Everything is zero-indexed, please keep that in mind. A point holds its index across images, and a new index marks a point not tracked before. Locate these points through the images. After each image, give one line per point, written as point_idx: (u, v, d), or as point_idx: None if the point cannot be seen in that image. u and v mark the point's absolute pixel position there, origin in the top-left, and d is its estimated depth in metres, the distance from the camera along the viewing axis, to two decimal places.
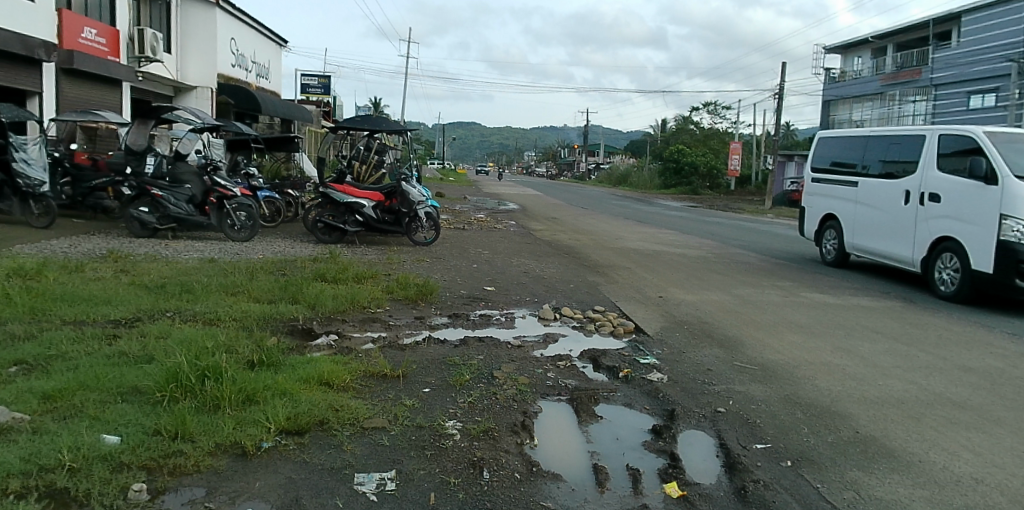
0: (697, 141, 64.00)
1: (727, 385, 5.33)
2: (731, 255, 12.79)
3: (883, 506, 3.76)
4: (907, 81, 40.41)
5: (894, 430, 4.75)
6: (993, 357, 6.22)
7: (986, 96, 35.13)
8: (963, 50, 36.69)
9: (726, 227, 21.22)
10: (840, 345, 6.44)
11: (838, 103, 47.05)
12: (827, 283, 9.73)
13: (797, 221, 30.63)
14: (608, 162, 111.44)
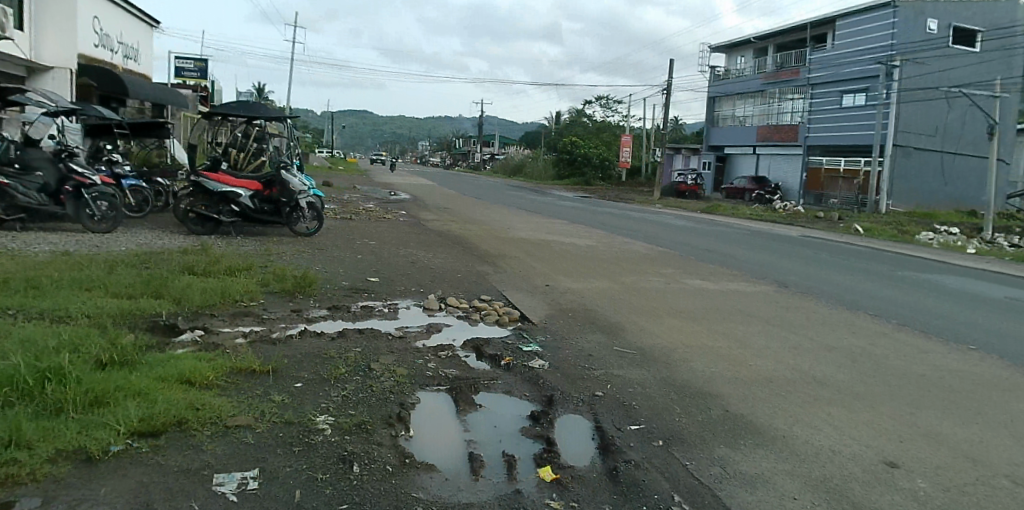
0: (590, 133, 65.77)
1: (607, 369, 5.43)
2: (617, 244, 13.18)
3: (747, 482, 3.96)
4: (787, 80, 43.08)
5: (762, 407, 5.01)
6: (855, 337, 6.72)
7: (856, 95, 37.75)
8: (837, 53, 39.13)
9: (613, 217, 21.94)
10: (716, 327, 6.73)
11: (722, 100, 50.38)
12: (706, 269, 10.18)
13: (683, 211, 31.90)
14: (502, 152, 112.84)
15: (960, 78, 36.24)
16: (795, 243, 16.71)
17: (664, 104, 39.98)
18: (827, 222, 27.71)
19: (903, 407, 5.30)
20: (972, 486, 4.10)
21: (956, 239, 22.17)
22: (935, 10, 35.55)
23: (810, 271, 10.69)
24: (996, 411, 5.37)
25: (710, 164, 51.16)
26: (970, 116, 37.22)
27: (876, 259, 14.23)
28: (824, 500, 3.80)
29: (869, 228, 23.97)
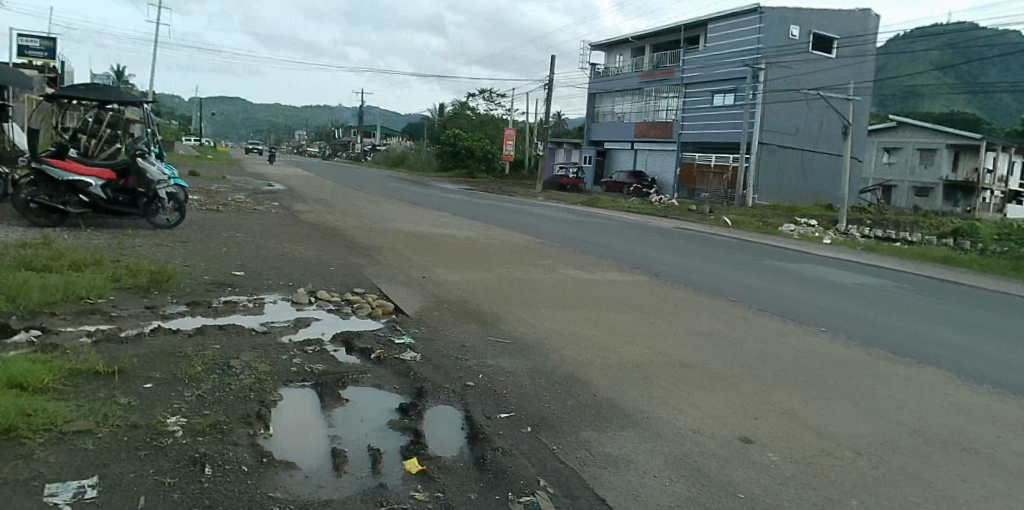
0: (474, 126, 66.32)
1: (479, 359, 5.50)
2: (496, 236, 13.39)
3: (611, 463, 4.12)
4: (662, 79, 45.35)
5: (628, 391, 5.22)
6: (719, 322, 7.23)
7: (725, 95, 40.19)
8: (707, 54, 41.45)
9: (496, 209, 22.29)
10: (590, 316, 6.96)
11: (602, 97, 51.91)
12: (584, 260, 10.54)
13: (566, 203, 32.79)
14: (384, 142, 111.69)
15: (817, 81, 39.41)
16: (665, 234, 17.67)
17: (546, 99, 41.09)
18: (698, 215, 29.38)
19: (759, 385, 5.71)
20: (816, 457, 4.48)
21: (814, 230, 24.18)
22: (797, 17, 38.43)
23: (679, 261, 11.37)
24: (839, 387, 5.91)
25: (590, 158, 52.31)
26: (827, 117, 40.67)
27: (738, 249, 15.36)
28: (682, 477, 4.01)
29: (736, 221, 25.70)
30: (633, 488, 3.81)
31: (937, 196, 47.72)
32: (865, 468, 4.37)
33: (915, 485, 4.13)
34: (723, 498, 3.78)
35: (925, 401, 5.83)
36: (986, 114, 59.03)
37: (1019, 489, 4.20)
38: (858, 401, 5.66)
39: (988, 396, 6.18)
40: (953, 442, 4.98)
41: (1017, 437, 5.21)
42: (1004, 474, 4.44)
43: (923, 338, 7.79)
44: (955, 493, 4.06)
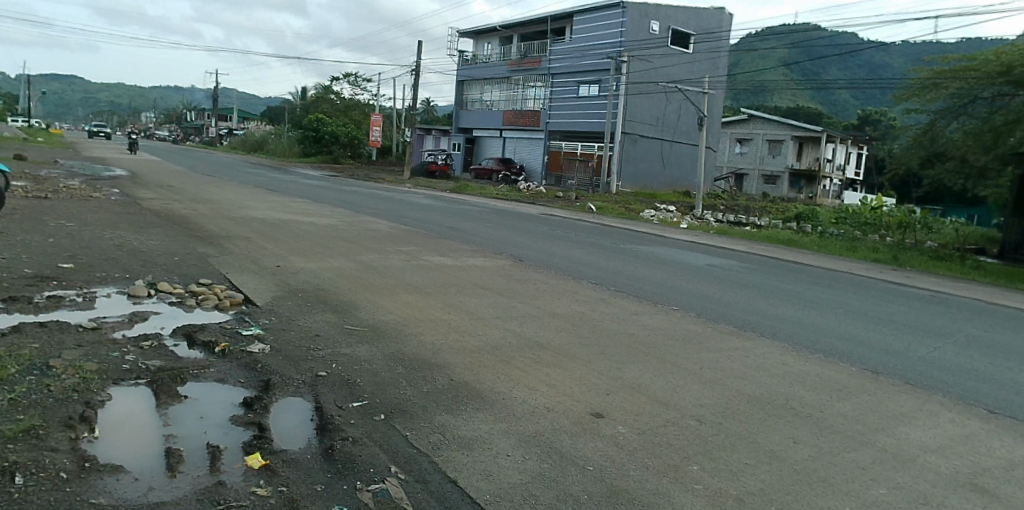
0: (338, 111, 64.78)
1: (333, 348, 5.48)
2: (356, 223, 13.24)
3: (463, 445, 4.21)
4: (528, 69, 46.39)
5: (484, 375, 5.36)
6: (578, 303, 7.61)
7: (589, 86, 41.60)
8: (574, 46, 42.77)
9: (361, 196, 22.01)
10: (450, 301, 7.08)
11: (470, 84, 52.59)
12: (448, 246, 10.68)
13: (437, 191, 32.72)
14: (241, 126, 106.48)
15: (676, 75, 41.46)
16: (531, 221, 18.26)
17: (414, 85, 40.71)
18: (565, 201, 30.30)
19: (613, 363, 6.03)
20: (664, 428, 4.81)
21: (671, 215, 25.73)
22: (657, 13, 40.17)
23: (539, 246, 11.75)
24: (688, 362, 6.34)
25: (460, 145, 52.79)
26: (683, 109, 42.99)
27: (599, 233, 16.21)
28: (533, 455, 4.17)
29: (600, 207, 26.83)
30: (484, 469, 3.92)
31: (782, 183, 52.31)
32: (706, 434, 4.74)
33: (751, 449, 4.54)
34: (574, 472, 3.97)
35: (763, 370, 6.41)
36: (828, 109, 65.39)
37: (841, 447, 4.73)
38: (705, 374, 6.11)
39: (819, 363, 6.90)
40: (785, 407, 5.52)
41: (842, 400, 5.84)
42: (828, 434, 4.98)
43: (761, 312, 8.57)
44: (786, 454, 4.52)
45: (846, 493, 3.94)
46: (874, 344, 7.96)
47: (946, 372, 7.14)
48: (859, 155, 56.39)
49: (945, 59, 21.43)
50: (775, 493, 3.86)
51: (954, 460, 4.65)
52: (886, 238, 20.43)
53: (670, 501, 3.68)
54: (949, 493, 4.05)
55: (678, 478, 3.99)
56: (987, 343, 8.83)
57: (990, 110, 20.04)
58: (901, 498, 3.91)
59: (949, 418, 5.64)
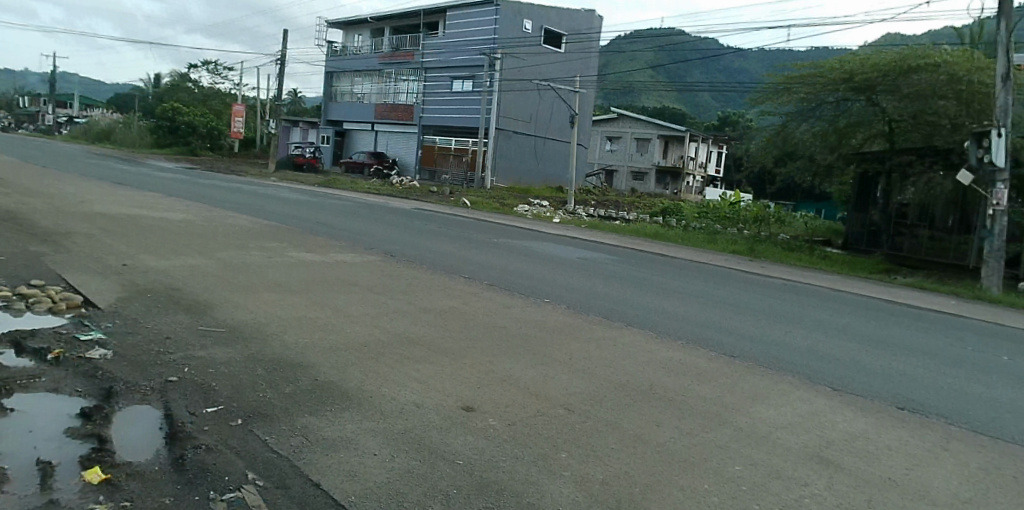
0: (196, 100, 60.99)
1: (185, 352, 5.28)
2: (217, 218, 12.65)
3: (327, 446, 4.07)
4: (401, 62, 46.29)
5: (353, 374, 5.31)
6: (449, 297, 7.97)
7: (463, 81, 42.31)
8: (447, 41, 43.10)
9: (218, 189, 21.07)
10: (318, 298, 7.20)
11: (340, 76, 51.91)
12: (316, 243, 10.73)
13: (311, 186, 31.72)
14: (83, 115, 97.73)
15: (549, 73, 42.57)
16: (401, 215, 18.41)
17: (278, 75, 39.31)
18: (438, 196, 30.54)
19: (485, 356, 6.18)
20: (533, 418, 4.93)
21: (543, 210, 26.61)
22: (529, 13, 41.18)
23: (417, 242, 12.28)
24: (558, 353, 6.61)
25: (329, 138, 52.01)
26: (556, 106, 44.23)
27: (471, 229, 16.73)
28: (400, 452, 4.08)
29: (473, 202, 27.32)
30: (350, 467, 3.81)
31: (649, 180, 55.40)
32: (574, 422, 4.93)
33: (616, 434, 4.77)
34: (442, 466, 3.95)
35: (628, 358, 6.80)
36: (691, 110, 69.85)
37: (700, 428, 5.10)
38: (575, 364, 6.39)
39: (680, 349, 7.41)
40: (649, 393, 5.88)
41: (701, 383, 6.31)
42: (688, 416, 5.36)
43: (622, 300, 9.14)
44: (650, 437, 4.80)
45: (707, 471, 4.24)
46: (725, 327, 8.72)
47: (787, 352, 7.95)
48: (719, 154, 60.96)
49: (794, 66, 23.37)
50: (640, 476, 4.07)
51: (800, 435, 5.15)
52: (744, 231, 22.23)
53: (538, 489, 3.76)
54: (797, 467, 4.48)
55: (547, 467, 4.09)
56: (822, 324, 9.95)
57: (837, 113, 22.17)
58: (754, 472, 4.29)
59: (797, 396, 6.25)
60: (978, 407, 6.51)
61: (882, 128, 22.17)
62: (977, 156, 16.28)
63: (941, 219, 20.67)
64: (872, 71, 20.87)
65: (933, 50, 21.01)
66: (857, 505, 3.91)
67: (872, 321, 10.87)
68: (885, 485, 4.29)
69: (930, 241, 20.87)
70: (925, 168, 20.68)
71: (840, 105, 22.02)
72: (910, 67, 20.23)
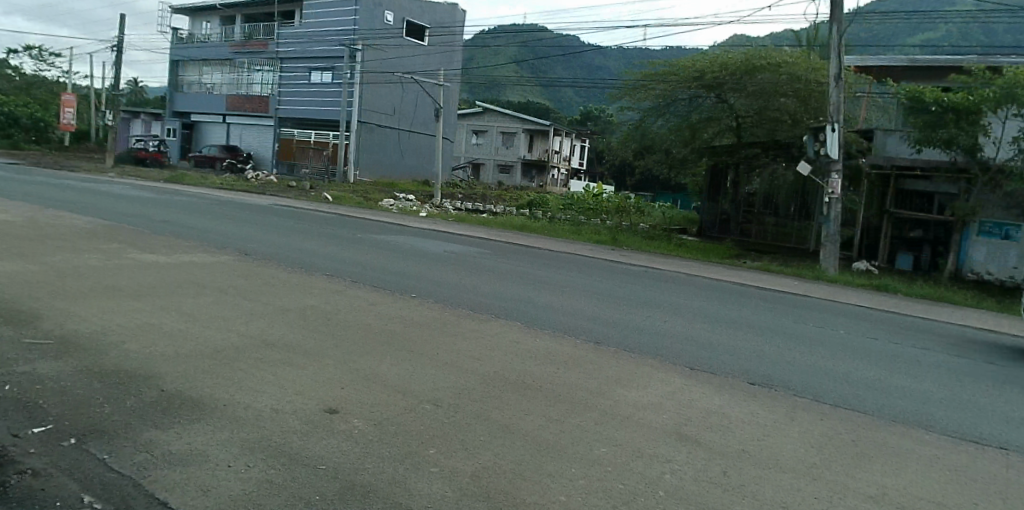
0: (16, 88, 54.38)
1: (7, 369, 4.83)
2: (44, 218, 11.42)
3: (175, 461, 3.83)
4: (255, 51, 44.03)
5: (204, 382, 5.08)
6: (310, 297, 7.92)
7: (321, 73, 40.84)
8: (304, 30, 41.36)
9: (42, 186, 19.10)
10: (167, 303, 6.86)
11: (186, 65, 48.66)
12: (164, 243, 10.15)
13: (158, 182, 29.46)
14: None
15: (411, 67, 42.16)
16: (257, 212, 17.77)
17: (116, 62, 35.97)
18: (299, 191, 29.49)
19: (348, 356, 6.14)
20: (398, 416, 4.94)
21: (409, 204, 26.59)
22: (390, 4, 40.37)
23: (279, 239, 11.95)
24: (425, 347, 6.70)
25: (175, 131, 48.88)
26: (419, 100, 43.92)
27: (333, 224, 16.57)
28: (258, 460, 3.94)
29: (337, 197, 26.70)
30: (201, 482, 3.58)
31: (516, 173, 56.71)
32: (442, 417, 5.01)
33: (482, 426, 4.90)
34: (303, 474, 3.80)
35: (495, 348, 7.03)
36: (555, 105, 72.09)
37: (564, 414, 5.38)
38: (442, 357, 6.50)
39: (545, 337, 7.76)
40: (514, 382, 6.11)
41: (564, 370, 6.64)
42: (551, 403, 5.64)
43: (486, 292, 9.46)
44: (517, 426, 4.99)
45: (570, 456, 4.46)
46: (584, 313, 9.25)
47: (640, 333, 8.61)
48: (583, 147, 63.52)
49: (651, 64, 24.73)
50: (507, 465, 4.19)
51: (654, 414, 5.59)
52: (606, 221, 23.56)
53: (406, 487, 3.72)
54: (655, 444, 4.85)
55: (414, 464, 4.08)
56: (672, 306, 10.82)
57: (690, 109, 24.08)
58: (621, 453, 4.59)
59: (657, 377, 6.76)
60: (807, 377, 7.40)
61: (730, 123, 23.92)
62: (816, 148, 18.47)
63: (783, 208, 23.28)
64: (719, 69, 22.68)
65: (774, 51, 22.96)
66: (705, 474, 4.31)
67: (715, 301, 11.96)
68: (733, 455, 4.75)
69: (774, 227, 23.67)
70: (770, 161, 23.21)
71: (693, 100, 23.90)
72: (755, 67, 22.05)
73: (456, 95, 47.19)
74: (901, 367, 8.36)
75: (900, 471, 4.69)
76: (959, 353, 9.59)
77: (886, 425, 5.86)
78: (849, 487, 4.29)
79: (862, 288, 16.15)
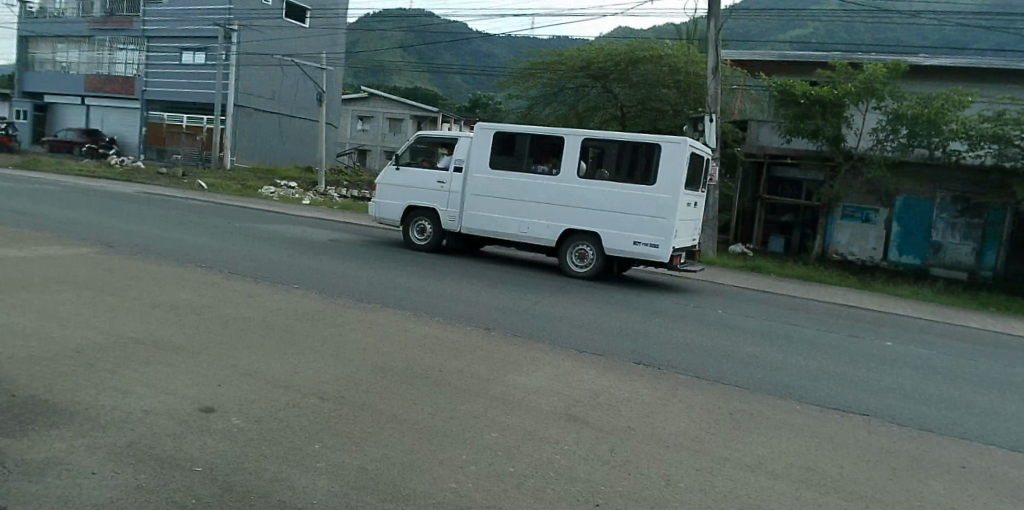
0: None
1: None
2: None
3: (31, 472, 3.58)
4: (117, 28, 40.50)
5: (65, 385, 4.78)
6: (184, 291, 7.57)
7: (194, 54, 38.10)
8: (173, 7, 38.42)
9: None
10: (18, 301, 6.33)
11: (36, 41, 44.15)
12: (13, 234, 9.29)
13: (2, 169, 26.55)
14: None
15: (291, 50, 40.19)
16: (123, 201, 16.62)
17: None
18: (170, 179, 27.65)
19: (227, 352, 5.96)
20: (281, 412, 4.87)
21: (292, 192, 25.72)
22: None
23: (148, 230, 11.25)
24: (310, 340, 6.62)
25: (24, 112, 43.92)
26: (301, 84, 42.20)
27: (209, 213, 15.80)
28: (127, 466, 3.76)
29: (212, 184, 25.32)
30: (61, 493, 3.37)
31: None
32: (327, 411, 5.00)
33: (371, 418, 4.95)
34: (178, 477, 3.68)
35: (384, 338, 7.06)
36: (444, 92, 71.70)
37: (453, 401, 5.53)
38: (328, 349, 6.44)
39: (436, 325, 7.89)
40: (403, 370, 6.18)
41: (456, 357, 6.79)
42: (440, 390, 5.77)
43: (375, 282, 9.43)
44: (406, 416, 5.08)
45: (459, 442, 4.61)
46: (475, 300, 9.44)
47: (528, 318, 8.93)
48: None
49: (539, 53, 25.59)
50: (397, 456, 4.27)
51: (541, 396, 5.88)
52: None
53: (291, 485, 3.70)
54: (544, 426, 5.12)
55: (300, 461, 4.06)
56: (559, 290, 11.29)
57: (576, 98, 24.78)
58: (512, 437, 4.80)
59: (546, 361, 7.07)
60: (680, 353, 8.02)
61: (615, 112, 24.29)
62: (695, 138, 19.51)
63: None
64: (605, 60, 23.86)
65: (657, 43, 24.17)
66: (590, 452, 4.60)
67: (600, 284, 12.57)
68: (616, 432, 5.11)
69: None
70: None
71: (579, 90, 24.61)
72: (638, 57, 23.32)
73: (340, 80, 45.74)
74: (761, 340, 9.23)
75: (760, 437, 5.25)
76: (812, 326, 10.71)
77: (748, 396, 6.50)
78: (717, 455, 4.76)
79: (740, 270, 17.50)
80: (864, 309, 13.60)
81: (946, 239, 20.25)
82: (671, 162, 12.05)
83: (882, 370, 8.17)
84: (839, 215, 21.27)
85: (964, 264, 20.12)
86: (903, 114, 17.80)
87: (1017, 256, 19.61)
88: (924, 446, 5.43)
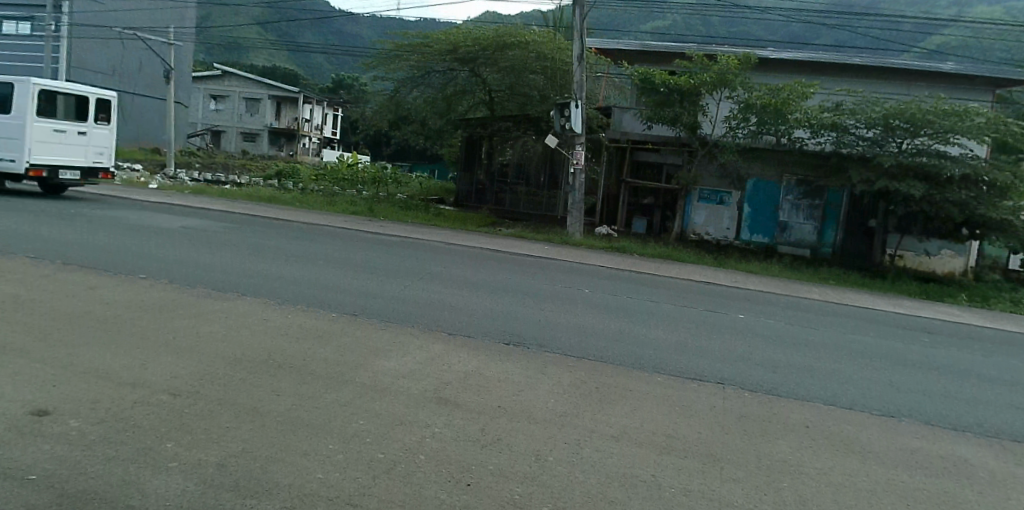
0: None
1: None
2: None
3: None
4: None
5: None
6: (11, 285, 6.93)
7: (16, 23, 33.65)
8: None
9: None
10: None
11: None
12: None
13: None
14: None
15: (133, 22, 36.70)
16: None
17: None
18: None
19: (64, 351, 5.59)
20: (128, 411, 4.69)
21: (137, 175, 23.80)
22: None
23: None
24: (161, 333, 6.34)
25: None
26: (146, 59, 38.62)
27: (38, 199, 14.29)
28: None
29: None
30: None
31: (262, 142, 53.28)
32: (180, 408, 4.87)
33: (229, 412, 4.90)
34: (11, 487, 3.50)
35: (245, 328, 6.90)
36: (304, 71, 68.42)
37: (317, 390, 5.58)
38: (181, 343, 6.21)
39: (302, 313, 7.80)
40: (264, 361, 6.11)
41: (322, 345, 6.80)
42: (303, 379, 5.79)
43: (235, 270, 9.09)
44: (266, 407, 5.09)
45: (323, 432, 4.71)
46: (344, 286, 9.39)
47: (398, 302, 9.04)
48: (335, 117, 61.64)
49: (403, 34, 24.96)
50: (259, 450, 4.31)
51: (409, 380, 6.07)
52: (362, 191, 23.83)
53: (141, 488, 3.63)
54: (411, 410, 5.33)
55: (151, 462, 3.98)
56: (431, 273, 11.47)
57: (444, 81, 24.91)
58: (379, 424, 4.97)
59: (417, 346, 7.26)
60: (543, 332, 8.54)
61: (483, 96, 25.41)
62: (562, 123, 20.04)
63: (535, 178, 25.36)
64: (470, 43, 23.50)
65: (524, 29, 23.88)
66: (454, 433, 4.89)
67: (473, 267, 12.89)
68: (481, 412, 5.44)
69: (526, 197, 25.68)
70: (520, 132, 25.09)
71: (448, 73, 24.70)
72: (506, 43, 23.12)
73: (190, 53, 42.23)
74: (616, 316, 10.02)
75: (611, 408, 5.81)
76: (663, 302, 11.72)
77: (604, 370, 7.11)
78: (571, 427, 5.23)
79: (604, 251, 18.64)
80: (714, 284, 15.03)
81: (792, 219, 22.53)
82: (19, 97, 16.83)
83: (719, 340, 9.20)
84: (697, 197, 23.36)
85: (807, 242, 22.47)
86: (752, 104, 19.66)
87: (855, 232, 22.04)
88: (748, 407, 6.28)
